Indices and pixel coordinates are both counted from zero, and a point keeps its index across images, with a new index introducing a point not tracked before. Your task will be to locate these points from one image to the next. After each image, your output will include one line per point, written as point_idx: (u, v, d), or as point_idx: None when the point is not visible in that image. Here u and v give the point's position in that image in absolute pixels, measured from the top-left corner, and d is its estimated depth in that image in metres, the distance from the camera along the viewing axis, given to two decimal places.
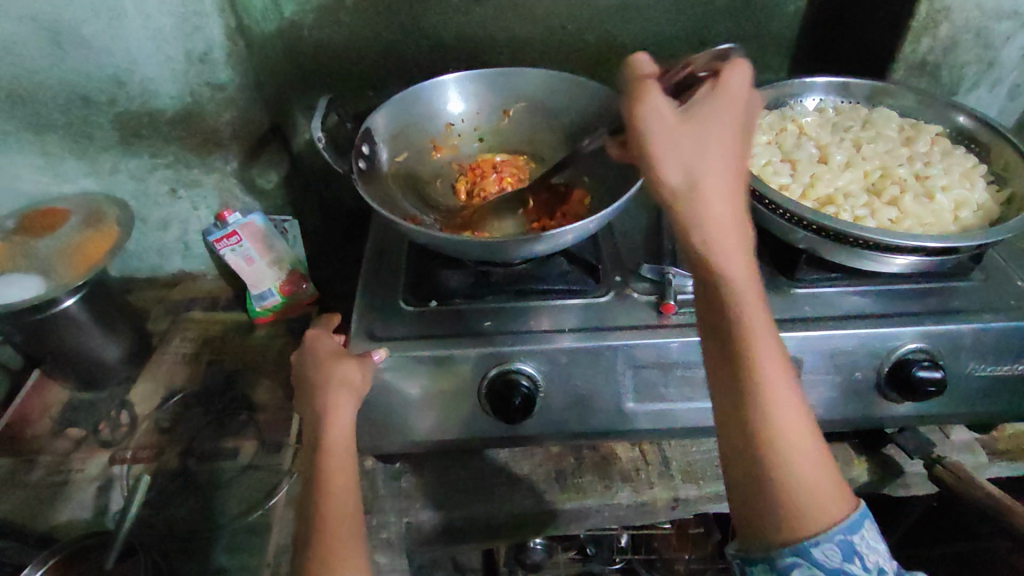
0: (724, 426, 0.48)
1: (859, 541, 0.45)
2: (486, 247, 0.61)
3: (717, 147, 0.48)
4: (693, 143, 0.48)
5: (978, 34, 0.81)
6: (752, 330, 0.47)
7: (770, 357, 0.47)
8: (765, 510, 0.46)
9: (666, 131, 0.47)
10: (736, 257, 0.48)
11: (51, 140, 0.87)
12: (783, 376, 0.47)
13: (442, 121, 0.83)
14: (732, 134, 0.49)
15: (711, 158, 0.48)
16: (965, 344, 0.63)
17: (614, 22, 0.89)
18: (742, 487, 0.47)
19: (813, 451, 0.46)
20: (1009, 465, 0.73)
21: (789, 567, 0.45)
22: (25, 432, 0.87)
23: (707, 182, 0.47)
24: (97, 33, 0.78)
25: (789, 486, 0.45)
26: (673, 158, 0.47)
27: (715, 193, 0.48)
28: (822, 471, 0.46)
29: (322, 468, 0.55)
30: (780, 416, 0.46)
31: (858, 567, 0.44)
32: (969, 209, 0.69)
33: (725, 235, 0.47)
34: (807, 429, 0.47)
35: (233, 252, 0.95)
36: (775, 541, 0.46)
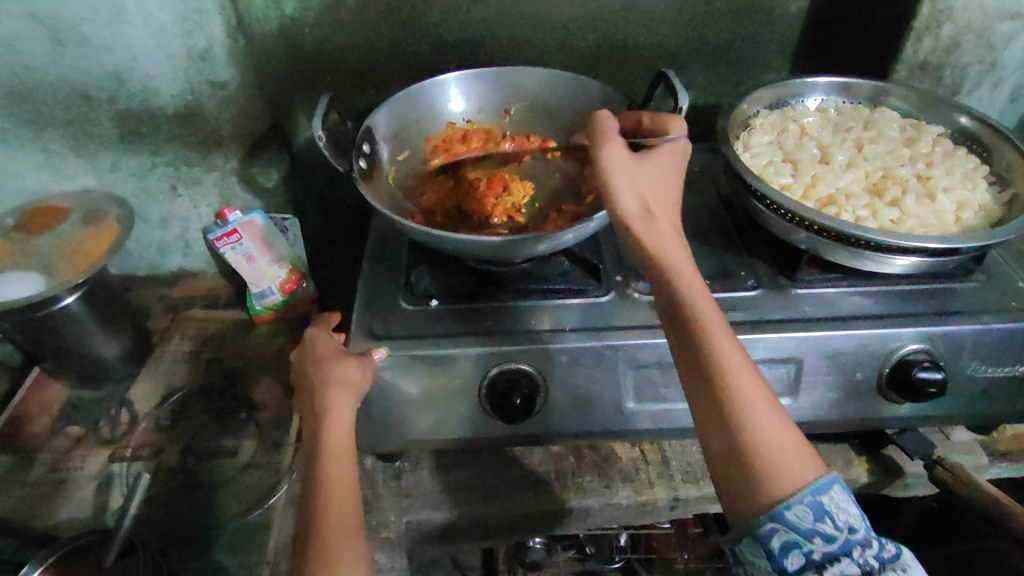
0: (698, 413, 0.50)
1: (828, 501, 0.45)
2: (487, 246, 0.60)
3: (659, 177, 0.56)
4: (640, 176, 0.55)
5: (981, 35, 0.81)
6: (704, 316, 0.51)
7: (725, 340, 0.51)
8: (744, 485, 0.47)
9: (617, 162, 0.55)
10: (682, 257, 0.54)
11: (51, 138, 0.87)
12: (740, 355, 0.50)
13: (443, 120, 0.83)
14: (669, 168, 0.57)
15: (655, 186, 0.56)
16: (966, 345, 0.63)
17: (616, 21, 0.89)
18: (722, 467, 0.48)
19: (778, 422, 0.48)
20: (1009, 467, 0.73)
21: (766, 532, 0.45)
22: (25, 429, 0.87)
23: (652, 204, 0.55)
24: (96, 30, 0.78)
25: (761, 456, 0.47)
26: (626, 185, 0.55)
27: (660, 213, 0.55)
28: (789, 439, 0.48)
29: (323, 467, 0.55)
30: (744, 390, 0.49)
31: (828, 526, 0.44)
32: (970, 210, 0.69)
33: (669, 241, 0.54)
34: (769, 402, 0.49)
35: (233, 250, 0.93)
36: (758, 519, 0.46)
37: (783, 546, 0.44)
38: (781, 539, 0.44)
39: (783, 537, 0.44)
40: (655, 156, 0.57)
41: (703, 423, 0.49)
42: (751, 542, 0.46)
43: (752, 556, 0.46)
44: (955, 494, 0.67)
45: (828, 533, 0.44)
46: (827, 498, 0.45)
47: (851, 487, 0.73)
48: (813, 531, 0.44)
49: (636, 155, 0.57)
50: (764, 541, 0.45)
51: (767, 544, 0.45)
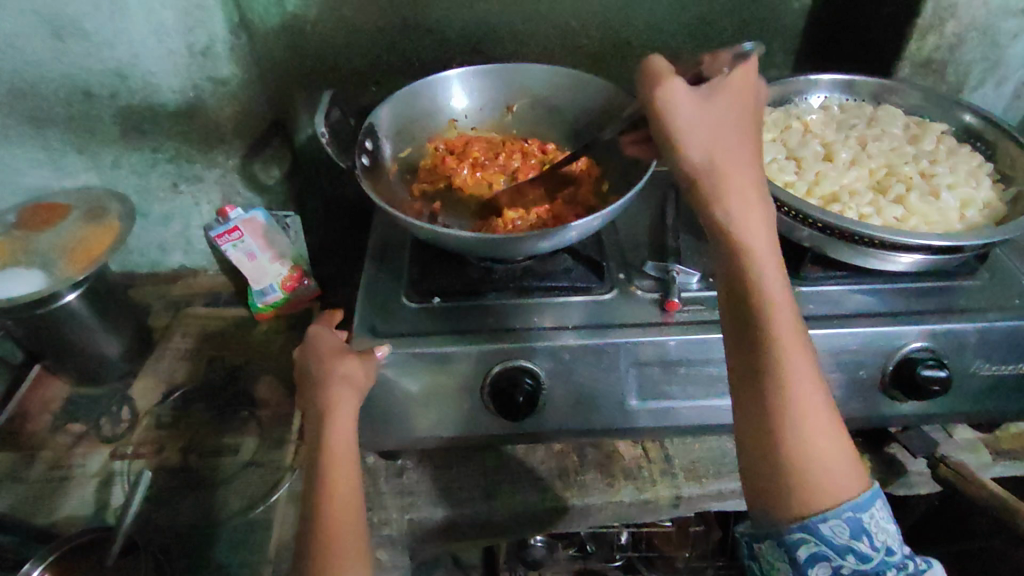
0: (746, 395, 0.48)
1: (869, 521, 0.45)
2: (492, 243, 0.60)
3: (737, 133, 0.50)
4: (714, 127, 0.50)
5: (985, 32, 0.81)
6: (772, 298, 0.49)
7: (790, 326, 0.48)
8: (780, 477, 0.46)
9: (688, 110, 0.49)
10: (760, 228, 0.50)
11: (52, 134, 0.87)
12: (803, 346, 0.48)
13: (446, 116, 0.83)
14: (746, 117, 0.51)
15: (730, 144, 0.50)
16: (970, 343, 0.63)
17: (619, 17, 0.89)
18: (759, 452, 0.47)
19: (829, 421, 0.47)
20: (1013, 465, 0.73)
21: (797, 543, 0.46)
22: (25, 427, 0.87)
23: (728, 160, 0.50)
24: (98, 26, 0.78)
25: (806, 459, 0.46)
26: (698, 137, 0.49)
27: (736, 171, 0.50)
28: (838, 441, 0.47)
29: (326, 466, 0.54)
30: (801, 382, 0.47)
31: (864, 544, 0.45)
32: (974, 208, 0.69)
33: (748, 206, 0.50)
34: (823, 399, 0.47)
35: (235, 248, 0.93)
36: (788, 524, 0.46)
37: (811, 557, 0.46)
38: (810, 551, 0.45)
39: (814, 550, 0.45)
40: (733, 102, 0.51)
41: (750, 410, 0.48)
42: (776, 543, 0.47)
43: (776, 557, 0.48)
44: (958, 493, 0.67)
45: (862, 552, 0.45)
46: (866, 518, 0.45)
47: None
48: (847, 549, 0.45)
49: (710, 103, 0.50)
50: (793, 551, 0.46)
51: (795, 552, 0.46)
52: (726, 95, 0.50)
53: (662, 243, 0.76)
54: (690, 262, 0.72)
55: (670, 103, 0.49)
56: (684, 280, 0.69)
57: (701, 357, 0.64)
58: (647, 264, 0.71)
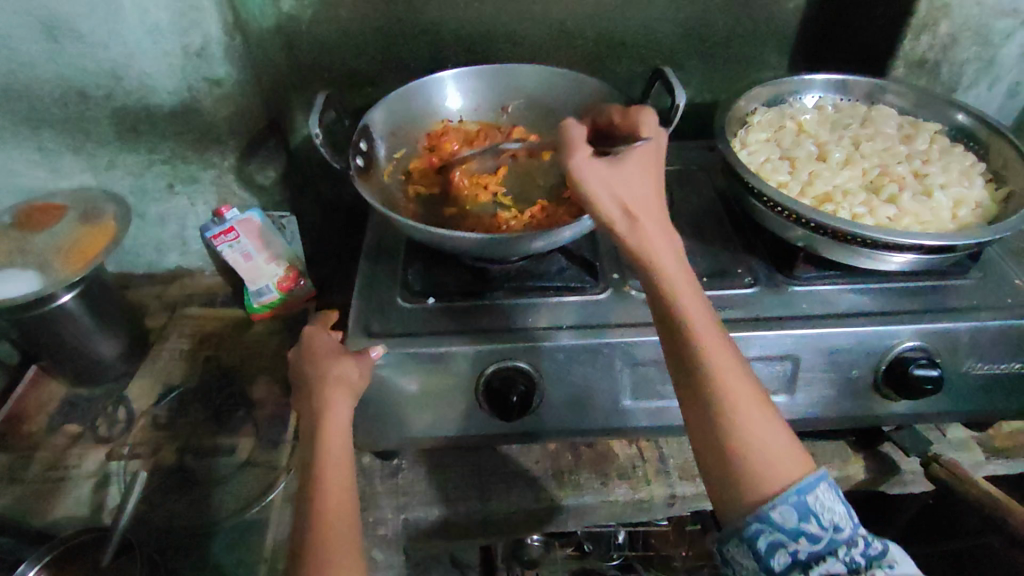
0: (688, 411, 0.50)
1: (814, 500, 0.46)
2: (485, 244, 0.60)
3: (640, 174, 0.53)
4: (620, 179, 0.52)
5: (978, 32, 0.81)
6: (689, 312, 0.51)
7: (711, 335, 0.50)
8: (730, 482, 0.48)
9: (595, 173, 0.52)
10: (667, 247, 0.52)
11: (48, 135, 0.87)
12: (728, 351, 0.50)
13: (441, 117, 0.83)
14: (646, 159, 0.54)
15: (636, 184, 0.53)
16: (963, 342, 0.63)
17: (613, 17, 0.89)
18: (708, 461, 0.49)
19: (764, 415, 0.49)
20: (1006, 464, 0.73)
21: (754, 534, 0.46)
22: (22, 428, 0.87)
23: (638, 202, 0.52)
24: (93, 27, 0.78)
25: (751, 456, 0.48)
26: (608, 193, 0.52)
27: (644, 205, 0.53)
28: (775, 434, 0.48)
29: (320, 465, 0.55)
30: (732, 386, 0.49)
31: (813, 525, 0.46)
32: (966, 207, 0.69)
33: (657, 231, 0.52)
34: (756, 397, 0.49)
35: (231, 248, 0.93)
36: (745, 521, 0.47)
37: (769, 546, 0.46)
38: (767, 540, 0.46)
39: (770, 539, 0.46)
40: (631, 151, 0.54)
41: (694, 423, 0.50)
42: (738, 542, 0.47)
43: (740, 557, 0.47)
44: (951, 491, 0.67)
45: (814, 532, 0.46)
46: (811, 497, 0.46)
47: (848, 484, 0.73)
48: (799, 531, 0.46)
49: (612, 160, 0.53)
50: (752, 543, 0.46)
51: (754, 544, 0.46)
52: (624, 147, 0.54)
53: None
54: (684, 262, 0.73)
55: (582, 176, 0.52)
56: None
57: None
58: (642, 264, 0.71)
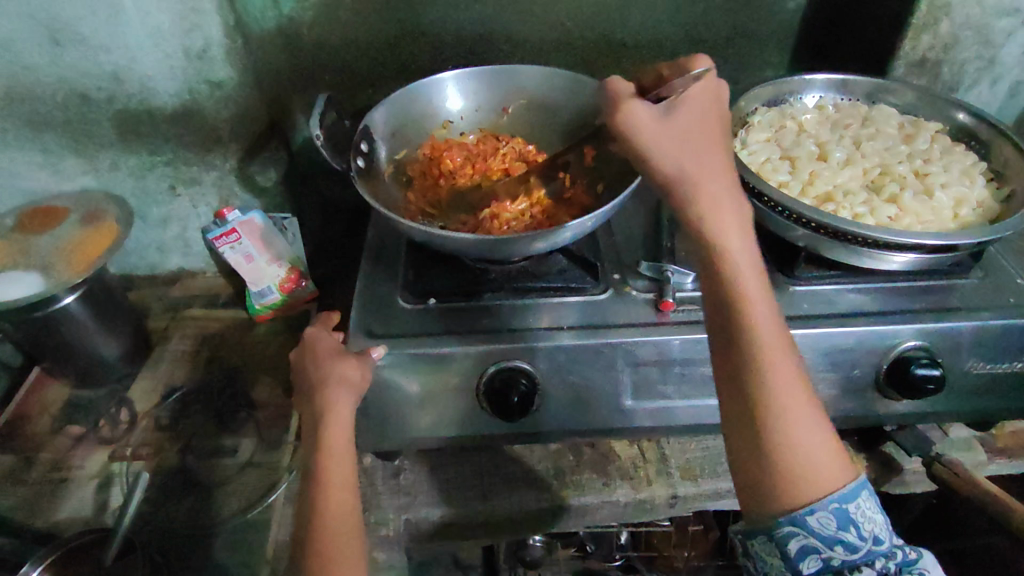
0: (731, 396, 0.48)
1: (856, 511, 0.46)
2: (486, 244, 0.61)
3: (703, 144, 0.52)
4: (679, 140, 0.51)
5: (979, 31, 0.81)
6: (751, 297, 0.49)
7: (769, 322, 0.48)
8: (768, 476, 0.46)
9: (654, 126, 0.51)
10: (733, 226, 0.50)
11: (50, 138, 0.87)
12: (785, 344, 0.48)
13: (441, 118, 0.83)
14: (708, 122, 0.53)
15: (698, 154, 0.51)
16: (964, 342, 0.63)
17: (614, 18, 0.89)
18: (745, 451, 0.47)
19: (814, 412, 0.47)
20: (1009, 464, 0.73)
21: (787, 537, 0.46)
22: (25, 429, 0.87)
23: (700, 169, 0.51)
24: (94, 30, 0.78)
25: (795, 455, 0.46)
26: (668, 150, 0.51)
27: (710, 179, 0.51)
28: (824, 437, 0.46)
29: (322, 466, 0.55)
30: (784, 377, 0.47)
31: (852, 535, 0.45)
32: (968, 207, 0.69)
33: (722, 208, 0.50)
34: (808, 396, 0.47)
35: (232, 249, 0.94)
36: (777, 518, 0.46)
37: (801, 550, 0.46)
38: (801, 545, 0.46)
39: (804, 544, 0.46)
40: (693, 111, 0.52)
41: (738, 409, 0.48)
42: (767, 540, 0.47)
43: (768, 554, 0.47)
44: (954, 491, 0.67)
45: (850, 542, 0.45)
46: (853, 507, 0.45)
47: None
48: (836, 540, 0.45)
49: (672, 120, 0.52)
50: (784, 545, 0.46)
51: (786, 546, 0.46)
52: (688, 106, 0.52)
53: (657, 243, 0.76)
54: (684, 262, 0.73)
55: (639, 127, 0.52)
56: (679, 280, 0.68)
57: (697, 356, 0.64)
58: (642, 264, 0.71)
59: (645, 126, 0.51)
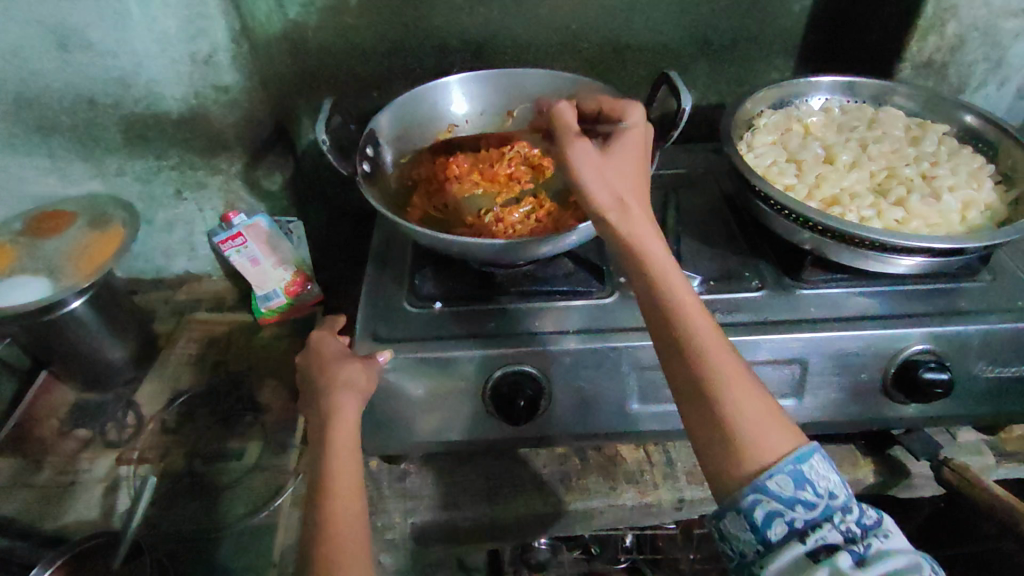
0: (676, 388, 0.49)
1: (810, 469, 0.45)
2: (493, 249, 0.60)
3: (626, 168, 0.55)
4: (609, 167, 0.54)
5: (986, 32, 0.80)
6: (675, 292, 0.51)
7: (694, 310, 0.50)
8: (722, 452, 0.47)
9: (587, 160, 0.53)
10: (650, 231, 0.53)
11: (57, 143, 0.88)
12: (712, 325, 0.50)
13: (446, 122, 0.83)
14: (633, 149, 0.57)
15: (628, 181, 0.54)
16: (973, 346, 0.63)
17: (618, 21, 0.89)
18: (699, 433, 0.48)
19: (751, 386, 0.48)
20: (1018, 467, 0.73)
21: (750, 504, 0.45)
22: (33, 433, 0.88)
23: (628, 191, 0.54)
24: (102, 36, 0.79)
25: (742, 428, 0.46)
26: (603, 184, 0.53)
27: (633, 197, 0.54)
28: (765, 409, 0.47)
29: (328, 470, 0.55)
30: (717, 356, 0.48)
31: (809, 493, 0.45)
32: (976, 209, 0.69)
33: (640, 219, 0.53)
34: (744, 370, 0.49)
35: (239, 252, 0.96)
36: (742, 492, 0.46)
37: (766, 517, 0.45)
38: (764, 510, 0.45)
39: (767, 509, 0.45)
40: (627, 145, 0.57)
41: (683, 396, 0.49)
42: (735, 515, 0.46)
43: (736, 529, 0.46)
44: (962, 495, 0.66)
45: (809, 500, 0.45)
46: (807, 467, 0.45)
47: (857, 488, 0.73)
48: (795, 499, 0.44)
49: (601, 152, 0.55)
50: (749, 514, 0.45)
51: (751, 515, 0.45)
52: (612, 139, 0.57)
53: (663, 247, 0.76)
54: (691, 266, 0.73)
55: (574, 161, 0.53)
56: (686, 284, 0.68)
57: None
58: None
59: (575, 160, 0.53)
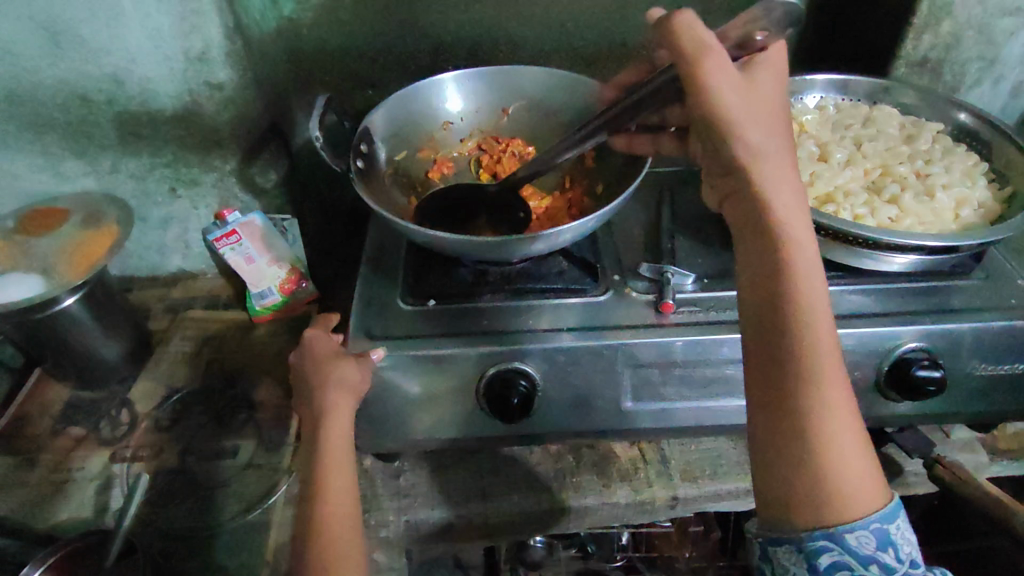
0: (766, 394, 0.47)
1: (894, 531, 0.45)
2: (487, 246, 0.60)
3: (767, 120, 0.51)
4: (756, 113, 0.50)
5: (981, 30, 0.80)
6: (807, 301, 0.47)
7: (826, 334, 0.47)
8: (808, 486, 0.45)
9: (735, 94, 0.49)
10: (801, 227, 0.49)
11: (50, 140, 0.87)
12: (836, 353, 0.47)
13: (441, 119, 0.83)
14: (777, 97, 0.52)
15: (769, 138, 0.50)
16: (966, 343, 0.63)
17: (614, 19, 0.89)
18: (784, 458, 0.46)
19: (856, 429, 0.46)
20: (1010, 465, 0.73)
21: (820, 551, 0.45)
22: (25, 430, 0.87)
23: (771, 149, 0.50)
24: (94, 32, 0.78)
25: (835, 470, 0.45)
26: (751, 129, 0.49)
27: (779, 169, 0.50)
28: (863, 454, 0.46)
29: (320, 468, 0.55)
30: (834, 388, 0.46)
31: (889, 556, 0.44)
32: (969, 207, 0.69)
33: (787, 201, 0.49)
34: (852, 410, 0.47)
35: (233, 251, 0.94)
36: (811, 531, 0.45)
37: (834, 566, 0.44)
38: (833, 560, 0.44)
39: (838, 560, 0.44)
40: (769, 86, 0.52)
41: (782, 414, 0.46)
42: (795, 550, 0.46)
43: (791, 564, 0.46)
44: (955, 493, 0.66)
45: (886, 563, 0.44)
46: (892, 529, 0.45)
47: None
48: (872, 560, 0.44)
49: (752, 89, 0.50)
50: (815, 558, 0.45)
51: (817, 559, 0.45)
52: (757, 75, 0.51)
53: (658, 245, 0.76)
54: (684, 264, 0.73)
55: (722, 91, 0.49)
56: (679, 282, 0.69)
57: (698, 357, 0.64)
58: (642, 266, 0.70)
59: (722, 91, 0.48)
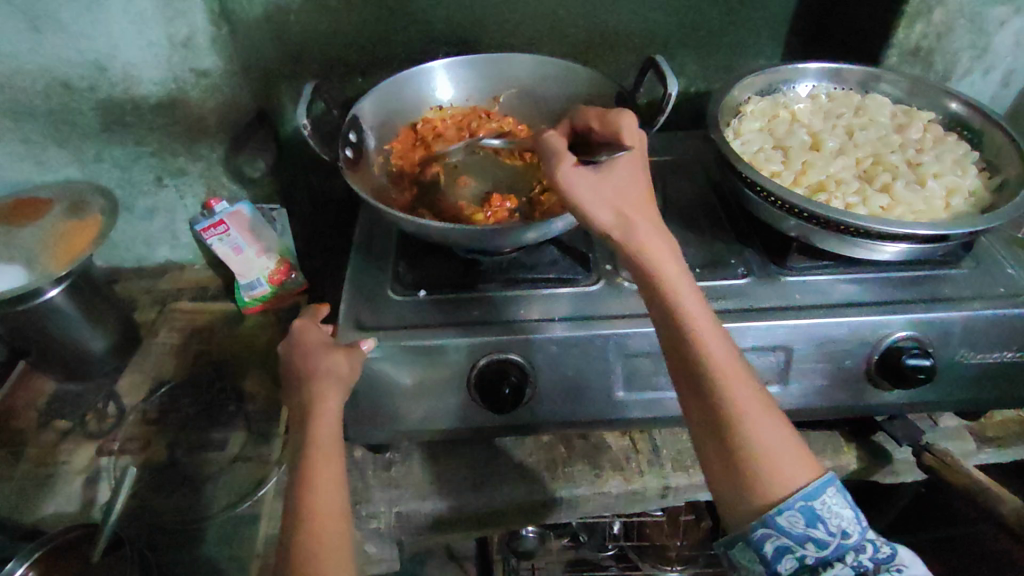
0: (688, 409, 0.50)
1: (822, 507, 0.46)
2: (479, 235, 0.60)
3: (627, 179, 0.53)
4: (607, 186, 0.52)
5: (972, 19, 0.80)
6: (690, 314, 0.50)
7: (712, 336, 0.50)
8: (736, 483, 0.47)
9: (580, 177, 0.52)
10: (667, 251, 0.52)
11: (31, 128, 0.86)
12: (728, 347, 0.50)
13: (431, 106, 0.82)
14: (633, 162, 0.54)
15: (628, 197, 0.53)
16: (955, 333, 0.63)
17: (605, 6, 0.88)
18: (713, 461, 0.49)
19: (768, 417, 0.48)
20: (997, 452, 0.74)
21: (760, 538, 0.46)
22: (10, 423, 0.86)
23: (627, 205, 0.52)
24: (75, 17, 0.77)
25: (753, 459, 0.47)
26: (599, 200, 0.52)
27: (641, 212, 0.52)
28: (779, 438, 0.48)
29: (309, 461, 0.54)
30: (732, 384, 0.48)
31: (820, 531, 0.46)
32: (960, 196, 0.69)
33: (651, 235, 0.52)
34: (759, 399, 0.49)
35: (221, 242, 0.91)
36: (750, 523, 0.47)
37: (777, 551, 0.46)
38: (774, 545, 0.46)
39: (776, 544, 0.46)
40: (619, 158, 0.54)
41: (700, 424, 0.49)
42: (744, 545, 0.48)
43: (747, 558, 0.48)
44: (944, 481, 0.67)
45: (821, 538, 0.46)
46: (819, 504, 0.46)
47: (841, 473, 0.73)
48: (806, 538, 0.45)
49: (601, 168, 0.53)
50: (758, 548, 0.47)
51: (761, 548, 0.46)
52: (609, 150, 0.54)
53: None
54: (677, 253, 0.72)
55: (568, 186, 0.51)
56: None
57: None
58: (634, 255, 0.70)
59: (574, 182, 0.52)
